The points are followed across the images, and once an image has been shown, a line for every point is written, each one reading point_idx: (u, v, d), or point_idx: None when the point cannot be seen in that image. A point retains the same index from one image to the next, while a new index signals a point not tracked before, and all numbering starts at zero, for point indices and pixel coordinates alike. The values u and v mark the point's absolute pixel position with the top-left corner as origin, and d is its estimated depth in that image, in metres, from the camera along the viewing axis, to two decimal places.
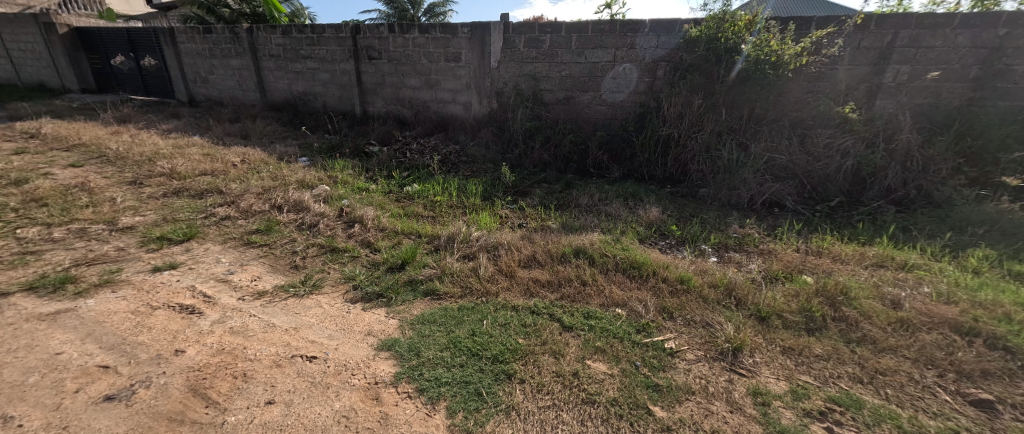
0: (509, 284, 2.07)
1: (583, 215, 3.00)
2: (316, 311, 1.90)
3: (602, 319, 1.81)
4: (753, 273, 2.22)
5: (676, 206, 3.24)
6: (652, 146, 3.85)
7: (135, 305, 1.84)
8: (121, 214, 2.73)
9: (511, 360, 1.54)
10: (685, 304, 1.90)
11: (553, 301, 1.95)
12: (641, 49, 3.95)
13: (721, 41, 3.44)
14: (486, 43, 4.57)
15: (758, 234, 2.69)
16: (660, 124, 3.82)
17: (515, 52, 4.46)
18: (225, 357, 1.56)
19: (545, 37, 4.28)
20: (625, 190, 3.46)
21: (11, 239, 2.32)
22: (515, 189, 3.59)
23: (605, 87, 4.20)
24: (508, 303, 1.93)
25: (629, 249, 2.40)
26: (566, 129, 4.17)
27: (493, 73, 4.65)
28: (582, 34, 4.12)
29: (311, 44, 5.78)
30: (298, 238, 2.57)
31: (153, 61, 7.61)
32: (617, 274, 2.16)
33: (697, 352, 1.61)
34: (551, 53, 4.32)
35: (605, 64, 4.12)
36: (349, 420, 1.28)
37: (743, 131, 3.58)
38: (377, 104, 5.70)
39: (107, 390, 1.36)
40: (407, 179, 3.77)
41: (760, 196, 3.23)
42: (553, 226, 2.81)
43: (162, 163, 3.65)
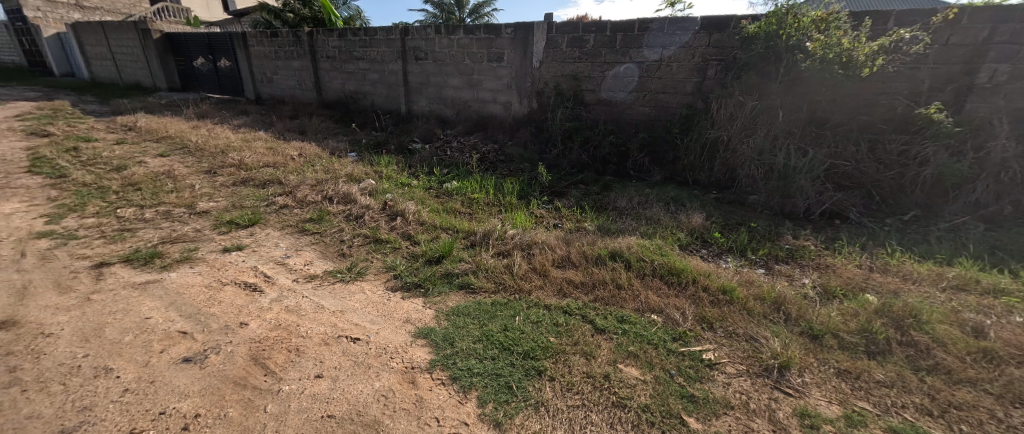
0: (543, 283, 2.10)
1: (621, 218, 2.97)
2: (360, 296, 2.03)
3: (636, 324, 1.80)
4: (805, 287, 2.10)
5: (721, 212, 3.11)
6: (697, 149, 3.72)
7: (209, 280, 2.07)
8: (199, 199, 3.05)
9: (542, 357, 1.57)
10: (727, 316, 1.84)
11: (586, 303, 1.96)
12: (690, 48, 3.83)
13: (783, 39, 3.25)
14: (529, 43, 4.62)
15: (814, 247, 2.54)
16: (708, 126, 3.69)
17: (558, 52, 4.46)
18: (281, 332, 1.72)
19: (590, 36, 4.25)
20: (666, 194, 3.37)
21: (112, 218, 2.67)
22: (552, 190, 3.62)
23: (650, 87, 4.11)
24: (541, 301, 1.96)
25: (668, 255, 2.35)
26: (606, 130, 4.16)
27: (535, 73, 4.69)
28: (628, 34, 4.06)
29: (363, 46, 6.10)
30: (346, 228, 2.75)
31: (228, 63, 8.36)
32: (654, 280, 2.13)
33: (738, 366, 1.56)
34: (595, 52, 4.29)
35: (651, 64, 4.04)
36: (388, 400, 1.37)
37: (802, 135, 3.37)
38: (421, 103, 5.92)
39: (185, 352, 1.55)
40: (447, 176, 3.90)
41: (817, 205, 3.03)
42: (589, 227, 2.81)
43: (233, 155, 4.03)
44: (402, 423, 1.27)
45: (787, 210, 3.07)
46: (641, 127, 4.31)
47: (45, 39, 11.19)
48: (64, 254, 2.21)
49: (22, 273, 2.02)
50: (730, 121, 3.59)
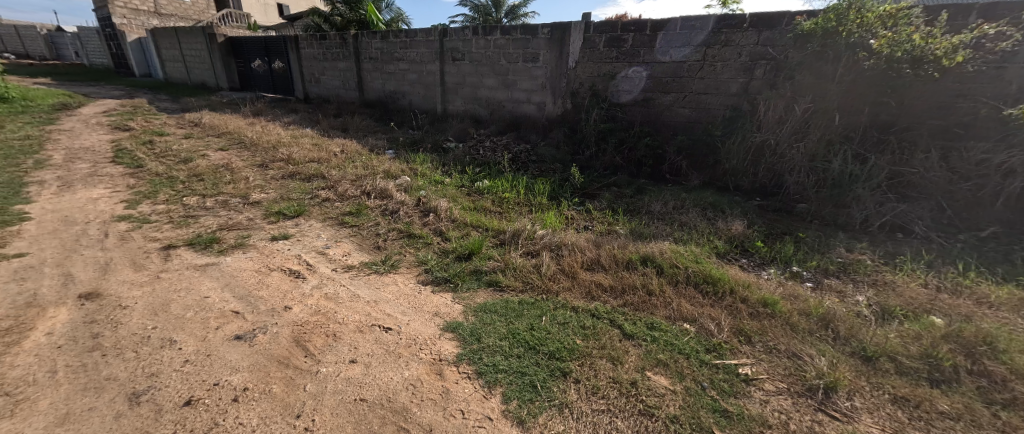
0: (571, 285, 2.11)
1: (654, 222, 2.92)
2: (393, 287, 2.13)
3: (667, 332, 1.77)
4: (858, 305, 1.97)
5: (764, 220, 2.98)
6: (739, 154, 3.58)
7: (258, 265, 2.23)
8: (252, 190, 3.29)
9: (568, 359, 1.59)
10: (767, 329, 1.77)
11: (615, 307, 1.95)
12: (736, 47, 3.69)
13: (842, 36, 3.07)
14: (565, 43, 4.61)
15: (871, 261, 2.37)
16: (753, 130, 3.55)
17: (595, 52, 4.43)
18: (320, 317, 1.83)
19: (628, 36, 4.20)
20: (704, 199, 3.27)
21: (179, 205, 2.94)
22: (583, 191, 3.60)
23: (691, 88, 4.00)
24: (569, 303, 1.97)
25: (703, 263, 2.29)
26: (642, 132, 4.07)
27: (571, 73, 4.67)
28: (669, 32, 3.97)
29: (403, 47, 6.32)
30: (383, 222, 2.87)
31: (281, 64, 8.90)
32: (688, 288, 2.09)
33: (777, 383, 1.50)
34: (633, 52, 4.22)
35: (693, 64, 3.93)
36: (416, 388, 1.44)
37: (861, 141, 3.14)
38: (457, 103, 6.05)
39: (237, 330, 1.69)
40: (479, 175, 3.97)
41: (876, 217, 2.82)
42: (621, 231, 2.78)
43: (282, 150, 4.31)
44: (430, 412, 1.33)
45: (840, 221, 2.89)
46: (679, 129, 4.21)
47: (129, 44, 12.45)
48: (138, 236, 2.46)
49: (105, 251, 2.27)
50: (778, 124, 3.41)
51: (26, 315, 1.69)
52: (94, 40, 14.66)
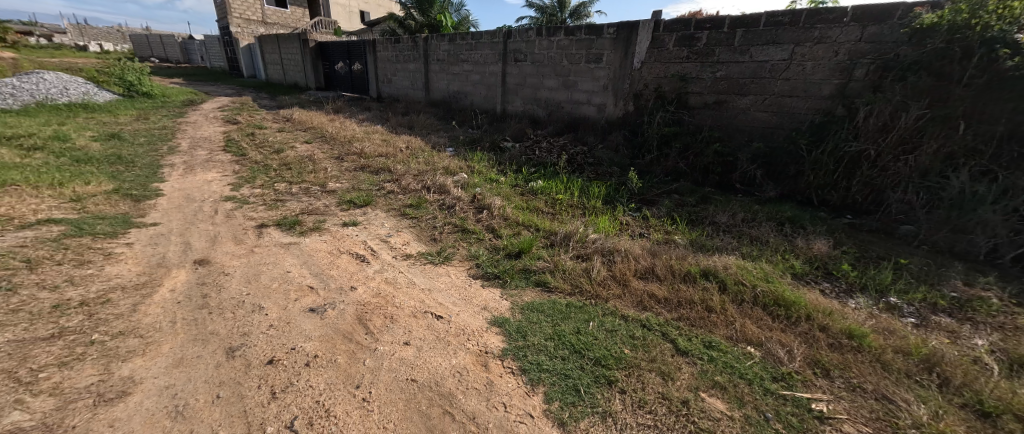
0: (622, 293, 2.09)
1: (717, 234, 2.78)
2: (446, 278, 2.26)
3: (726, 353, 1.68)
4: (976, 350, 1.69)
5: (853, 241, 2.67)
6: (828, 164, 3.16)
7: (332, 247, 2.49)
8: (329, 180, 3.64)
9: (614, 368, 1.58)
10: (850, 363, 1.60)
11: (669, 320, 1.89)
12: (832, 44, 3.36)
13: (975, 31, 2.59)
14: (632, 43, 4.51)
15: (997, 300, 2.02)
16: (848, 137, 3.10)
17: (664, 52, 4.28)
18: (380, 299, 2.00)
19: (702, 34, 4.01)
20: (779, 213, 3.02)
21: (271, 190, 3.34)
22: (641, 197, 3.51)
23: (773, 90, 3.71)
24: (618, 311, 1.95)
25: (774, 282, 2.12)
26: (711, 137, 3.85)
27: (636, 74, 4.56)
28: (751, 29, 3.72)
29: (469, 49, 6.58)
30: (440, 216, 3.03)
31: (359, 66, 9.66)
32: (755, 309, 1.95)
33: (859, 426, 1.36)
34: (707, 51, 4.02)
35: (778, 64, 3.65)
36: (463, 376, 1.53)
37: (994, 155, 2.57)
38: (516, 103, 6.16)
39: (311, 304, 1.91)
40: (534, 175, 4.03)
41: (1009, 248, 2.35)
42: (680, 241, 2.67)
43: (356, 144, 4.71)
44: (474, 401, 1.42)
45: (957, 249, 2.47)
46: (755, 135, 3.91)
47: (240, 52, 14.21)
48: (238, 214, 2.84)
49: (214, 225, 2.66)
50: (881, 132, 2.96)
51: (156, 273, 2.05)
52: (214, 47, 17.08)
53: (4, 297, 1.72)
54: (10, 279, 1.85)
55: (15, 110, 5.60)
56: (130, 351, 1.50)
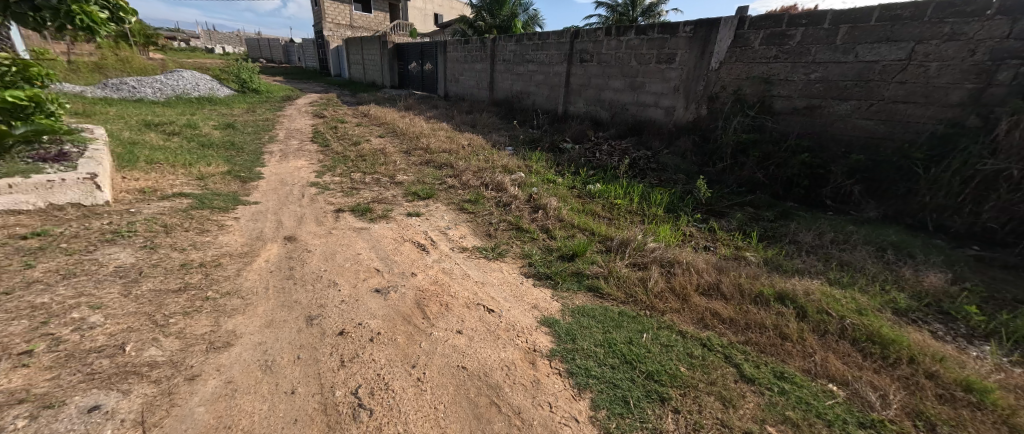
0: (680, 307, 1.99)
1: (797, 254, 2.52)
2: (499, 273, 2.33)
3: (801, 387, 1.52)
4: None
5: (977, 276, 2.26)
6: (949, 184, 2.68)
7: (397, 235, 2.67)
8: (398, 172, 3.90)
9: (667, 383, 1.52)
10: (964, 421, 1.36)
11: (733, 342, 1.76)
12: (968, 41, 2.86)
13: None
14: (710, 43, 4.27)
15: None
16: (981, 153, 2.62)
17: (749, 51, 3.97)
18: (436, 288, 2.11)
19: (795, 31, 3.66)
20: (878, 236, 2.65)
21: (348, 179, 3.67)
22: (708, 208, 3.30)
23: (883, 94, 3.25)
24: (676, 326, 1.86)
25: (867, 315, 1.86)
26: (798, 147, 3.48)
27: (712, 75, 4.30)
28: (859, 25, 3.31)
29: (535, 50, 6.65)
30: (496, 213, 3.12)
31: (431, 66, 10.17)
32: (841, 342, 1.73)
33: None
34: (799, 50, 3.66)
35: (891, 64, 3.18)
36: (511, 370, 1.58)
37: None
38: (579, 104, 6.11)
39: (377, 285, 2.08)
40: (592, 178, 3.98)
41: None
42: (752, 258, 2.47)
43: (424, 140, 5.00)
44: (520, 396, 1.46)
45: None
46: (854, 147, 3.43)
47: (330, 53, 15.76)
48: (321, 199, 3.16)
49: (301, 207, 2.99)
50: None
51: (255, 245, 2.36)
52: (308, 49, 19.09)
53: (148, 253, 2.09)
54: (152, 239, 2.25)
55: (160, 102, 6.74)
56: (234, 310, 1.75)
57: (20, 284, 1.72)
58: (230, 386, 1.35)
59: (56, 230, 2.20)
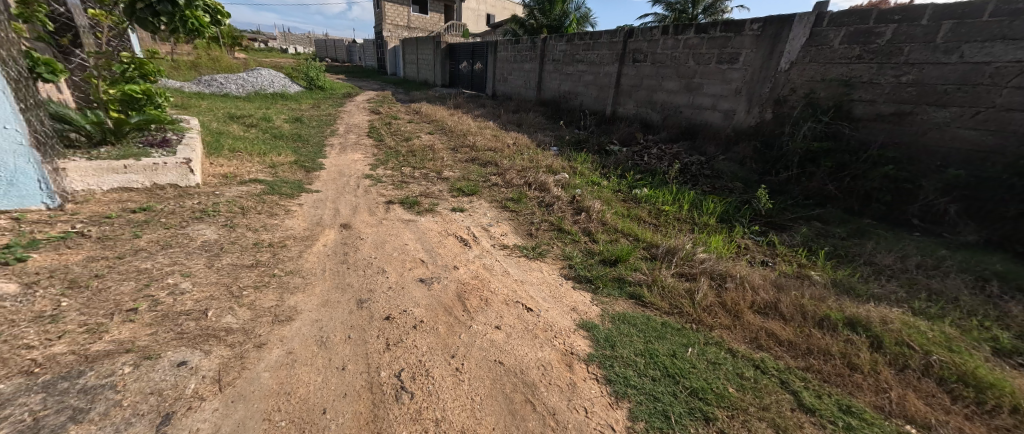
0: (732, 324, 1.88)
1: (870, 276, 2.29)
2: (539, 273, 2.34)
3: (871, 424, 1.39)
4: None
5: None
6: None
7: (442, 228, 2.77)
8: (444, 168, 4.03)
9: (713, 402, 1.45)
10: None
11: (791, 367, 1.64)
12: None
13: None
14: (780, 41, 3.98)
15: None
16: None
17: (827, 50, 3.65)
18: (476, 282, 2.17)
19: (885, 28, 3.31)
20: (976, 263, 2.34)
21: (398, 173, 3.85)
22: (768, 220, 3.09)
23: (993, 100, 2.86)
24: (725, 343, 1.77)
25: (958, 351, 1.65)
26: (880, 158, 3.15)
27: (781, 76, 4.01)
28: (967, 21, 2.94)
29: (586, 49, 6.57)
30: (538, 213, 3.13)
31: (480, 66, 10.36)
32: (924, 381, 1.56)
33: None
34: (889, 49, 3.31)
35: (1006, 66, 2.80)
36: (547, 370, 1.59)
37: None
38: (628, 105, 5.95)
39: (421, 275, 2.17)
40: (639, 182, 3.87)
41: None
42: (816, 277, 2.28)
43: (470, 138, 5.12)
44: (555, 397, 1.46)
45: None
46: (952, 160, 3.05)
47: (387, 53, 16.56)
48: (374, 190, 3.35)
49: (356, 197, 3.18)
50: None
51: (315, 230, 2.55)
52: (368, 49, 20.16)
53: (228, 231, 2.34)
54: (232, 219, 2.51)
55: (241, 97, 7.46)
56: (295, 288, 1.90)
57: (130, 251, 2.00)
58: (291, 357, 1.49)
59: (157, 207, 2.52)
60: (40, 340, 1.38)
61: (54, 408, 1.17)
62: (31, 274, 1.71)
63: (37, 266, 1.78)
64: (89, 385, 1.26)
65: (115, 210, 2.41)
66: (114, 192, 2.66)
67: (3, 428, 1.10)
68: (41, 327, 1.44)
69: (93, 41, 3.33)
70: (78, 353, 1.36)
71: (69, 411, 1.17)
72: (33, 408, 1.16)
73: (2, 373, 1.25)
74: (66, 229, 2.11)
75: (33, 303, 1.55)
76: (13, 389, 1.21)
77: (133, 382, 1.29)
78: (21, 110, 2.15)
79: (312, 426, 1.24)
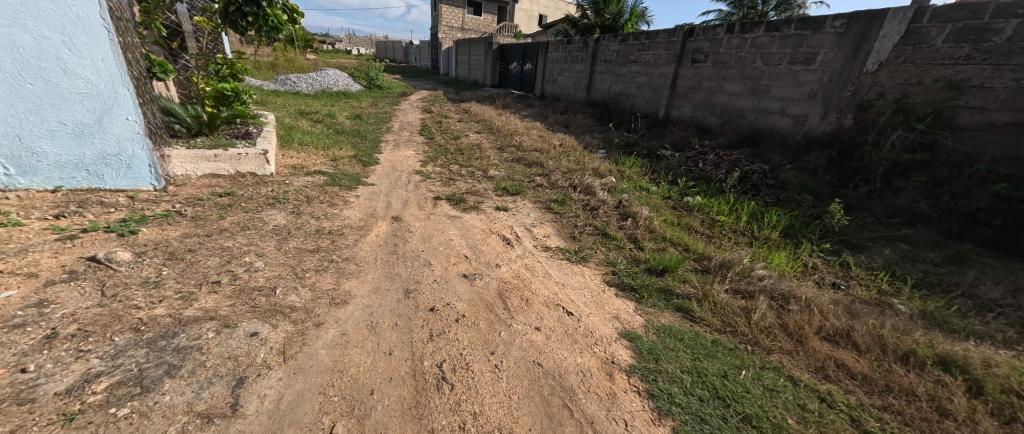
0: (794, 351, 1.74)
1: (967, 308, 2.01)
2: (581, 277, 2.30)
3: None
4: None
5: None
6: None
7: (486, 226, 2.81)
8: (490, 167, 4.09)
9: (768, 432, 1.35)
10: None
11: (864, 405, 1.48)
12: None
13: None
14: (867, 40, 3.60)
15: None
16: None
17: (926, 50, 3.25)
18: (516, 282, 2.18)
19: (1006, 24, 2.89)
20: None
21: (446, 170, 3.97)
22: (841, 236, 2.81)
23: None
24: (784, 370, 1.64)
25: None
26: (986, 175, 2.75)
27: (865, 79, 3.62)
28: None
29: (640, 49, 6.37)
30: (582, 216, 3.09)
31: (531, 66, 10.38)
32: None
33: None
34: (1008, 48, 2.88)
35: None
36: (586, 377, 1.56)
37: None
38: (684, 108, 5.69)
39: (464, 270, 2.22)
40: (691, 190, 3.68)
41: None
42: (898, 304, 2.04)
43: (518, 138, 5.15)
44: (593, 406, 1.44)
45: None
46: None
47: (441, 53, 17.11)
48: (423, 186, 3.47)
49: (407, 191, 3.32)
50: None
51: (369, 221, 2.69)
52: (424, 50, 20.94)
53: (295, 217, 2.54)
54: (298, 206, 2.72)
55: (310, 94, 8.07)
56: (349, 275, 2.02)
57: (216, 230, 2.23)
58: (344, 339, 1.58)
59: (238, 192, 2.80)
60: (146, 302, 1.59)
61: (154, 362, 1.34)
62: (141, 245, 1.97)
63: (145, 238, 2.04)
64: (181, 346, 1.42)
65: (206, 193, 2.71)
66: (205, 178, 2.99)
67: (117, 374, 1.27)
68: (146, 291, 1.65)
69: (195, 45, 3.77)
70: (174, 316, 1.55)
71: (166, 366, 1.33)
72: (139, 360, 1.34)
73: (117, 328, 1.45)
74: (168, 208, 2.41)
75: (141, 270, 1.78)
76: (125, 342, 1.39)
77: (215, 346, 1.44)
78: (142, 105, 2.51)
79: (361, 406, 1.31)
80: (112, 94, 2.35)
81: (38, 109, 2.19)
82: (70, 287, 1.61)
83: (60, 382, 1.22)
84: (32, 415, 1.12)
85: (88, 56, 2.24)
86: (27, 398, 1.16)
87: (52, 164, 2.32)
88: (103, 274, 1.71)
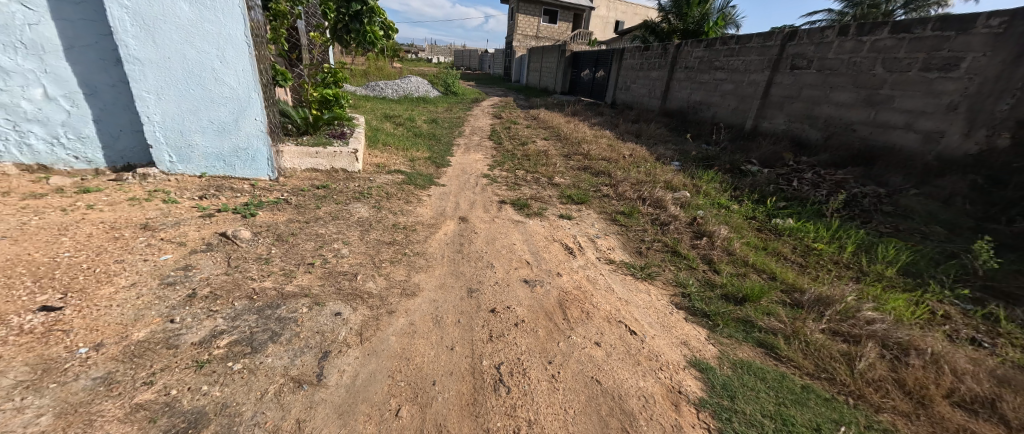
0: (912, 413, 1.46)
1: None
2: (646, 296, 2.17)
3: None
4: None
5: None
6: None
7: (549, 233, 2.80)
8: (556, 174, 4.07)
9: None
10: None
11: None
12: None
13: None
14: None
15: None
16: None
17: None
18: (578, 293, 2.12)
19: None
20: None
21: (512, 175, 4.03)
22: (982, 279, 2.32)
23: None
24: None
25: None
26: None
27: None
28: None
29: (728, 55, 5.91)
30: (651, 231, 2.93)
31: (604, 73, 10.14)
32: None
33: None
34: None
35: None
36: (648, 403, 1.47)
37: None
38: (777, 120, 5.15)
39: (525, 275, 2.22)
40: (781, 211, 3.31)
41: None
42: None
43: (586, 146, 5.05)
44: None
45: None
46: None
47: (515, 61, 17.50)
48: (490, 189, 3.57)
49: (473, 194, 3.43)
50: None
51: (438, 220, 2.82)
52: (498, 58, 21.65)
53: (376, 211, 2.76)
54: (380, 201, 2.95)
55: (392, 99, 8.74)
56: (417, 270, 2.13)
57: (312, 217, 2.51)
58: (412, 329, 1.67)
59: (331, 186, 3.11)
60: (259, 274, 1.84)
61: (261, 328, 1.53)
62: (257, 225, 2.28)
63: (260, 220, 2.36)
64: (282, 316, 1.61)
65: (307, 185, 3.06)
66: (306, 171, 3.37)
67: (235, 334, 1.48)
68: (259, 266, 1.91)
69: None
70: (278, 289, 1.76)
71: (270, 332, 1.51)
72: (251, 324, 1.54)
73: (236, 294, 1.69)
74: (278, 196, 2.75)
75: (256, 247, 2.06)
76: (241, 307, 1.61)
77: (307, 321, 1.61)
78: (267, 107, 2.89)
79: (424, 395, 1.37)
80: (246, 98, 2.75)
81: (196, 110, 2.65)
82: (206, 256, 1.91)
83: (195, 334, 1.45)
84: (176, 358, 1.34)
85: (234, 66, 2.65)
86: (173, 344, 1.39)
87: (201, 154, 2.79)
88: (228, 247, 2.01)
